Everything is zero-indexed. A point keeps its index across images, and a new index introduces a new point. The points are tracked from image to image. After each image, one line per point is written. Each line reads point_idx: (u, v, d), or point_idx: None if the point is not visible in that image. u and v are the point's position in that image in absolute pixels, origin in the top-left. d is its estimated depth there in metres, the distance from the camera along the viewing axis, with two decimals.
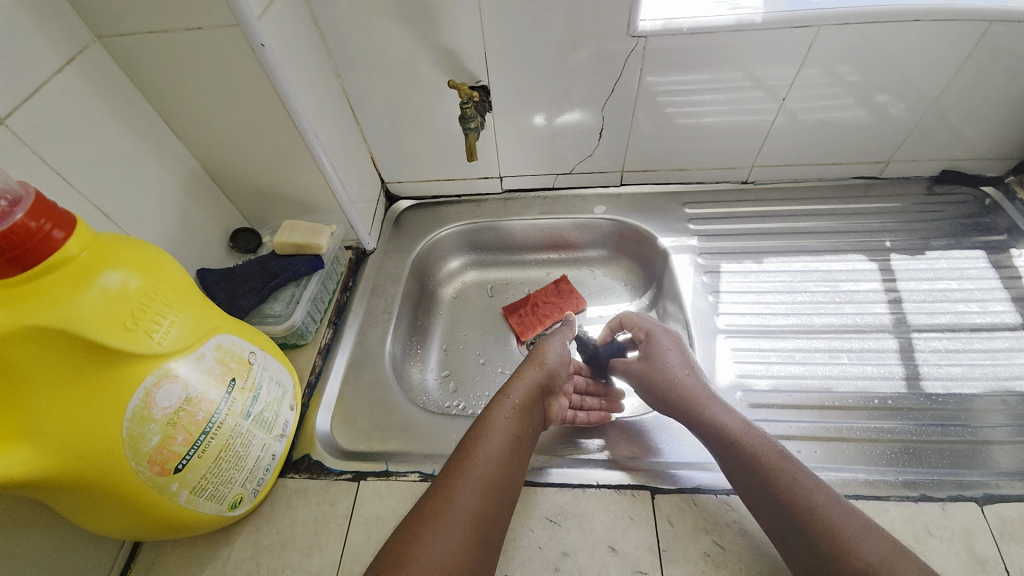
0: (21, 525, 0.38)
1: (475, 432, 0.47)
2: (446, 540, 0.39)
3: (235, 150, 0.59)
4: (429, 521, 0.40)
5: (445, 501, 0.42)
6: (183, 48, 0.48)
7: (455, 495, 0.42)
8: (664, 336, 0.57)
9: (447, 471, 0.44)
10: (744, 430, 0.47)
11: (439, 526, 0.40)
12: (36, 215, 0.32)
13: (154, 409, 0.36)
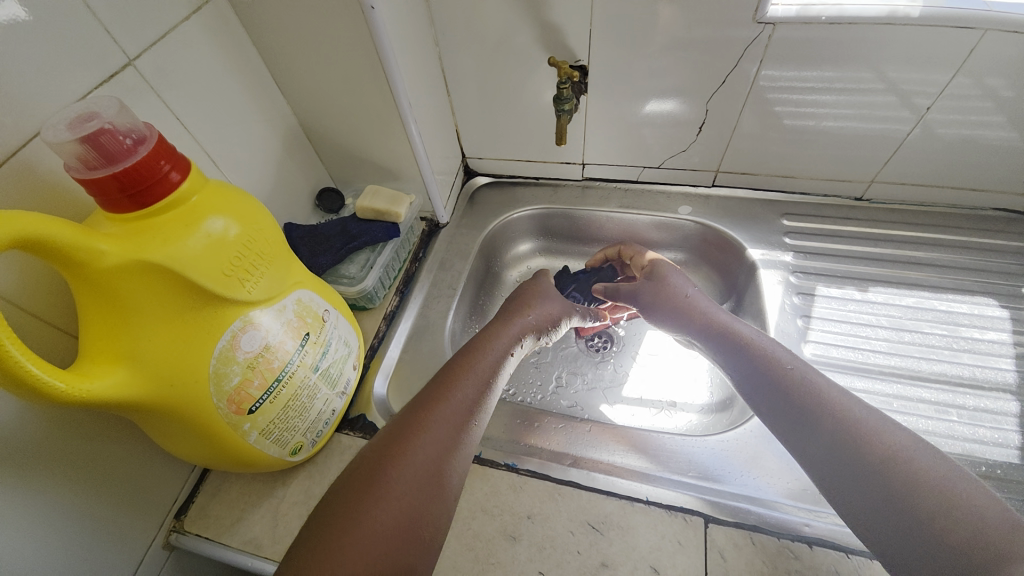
0: (113, 435, 0.43)
1: (460, 360, 0.49)
2: (427, 448, 0.39)
3: (331, 111, 0.60)
4: (417, 430, 0.40)
5: (432, 414, 0.42)
6: (299, 6, 0.49)
7: (442, 410, 0.42)
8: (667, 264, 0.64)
9: (430, 394, 0.44)
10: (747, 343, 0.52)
11: (424, 439, 0.39)
12: (158, 157, 0.34)
13: (238, 351, 0.38)
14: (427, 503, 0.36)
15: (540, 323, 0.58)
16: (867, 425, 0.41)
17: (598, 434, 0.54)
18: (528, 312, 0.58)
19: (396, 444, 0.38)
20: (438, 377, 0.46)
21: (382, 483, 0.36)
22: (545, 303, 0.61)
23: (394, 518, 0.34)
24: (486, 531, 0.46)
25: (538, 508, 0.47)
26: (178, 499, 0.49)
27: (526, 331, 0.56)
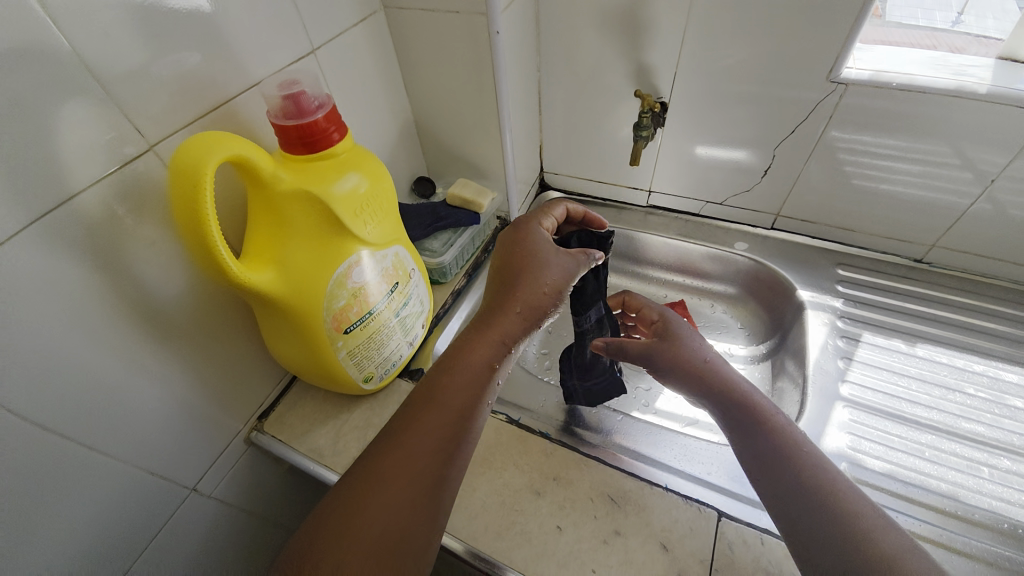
0: (237, 337, 0.53)
1: (449, 363, 0.48)
2: (398, 480, 0.41)
3: (443, 113, 0.72)
4: (387, 471, 0.41)
5: (400, 449, 0.43)
6: (439, 25, 0.61)
7: (422, 425, 0.44)
8: (680, 322, 0.58)
9: (411, 408, 0.45)
10: (774, 430, 0.46)
11: (403, 458, 0.42)
12: (331, 120, 0.45)
13: (349, 280, 0.48)
14: (414, 514, 0.40)
15: (539, 307, 0.53)
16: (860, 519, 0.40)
17: (629, 422, 0.59)
18: (527, 299, 0.52)
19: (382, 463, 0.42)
20: (424, 389, 0.47)
21: (367, 500, 0.40)
22: (546, 285, 0.53)
23: (376, 529, 0.39)
24: (515, 483, 0.51)
25: (564, 472, 0.52)
26: (263, 404, 0.59)
27: (526, 323, 0.52)
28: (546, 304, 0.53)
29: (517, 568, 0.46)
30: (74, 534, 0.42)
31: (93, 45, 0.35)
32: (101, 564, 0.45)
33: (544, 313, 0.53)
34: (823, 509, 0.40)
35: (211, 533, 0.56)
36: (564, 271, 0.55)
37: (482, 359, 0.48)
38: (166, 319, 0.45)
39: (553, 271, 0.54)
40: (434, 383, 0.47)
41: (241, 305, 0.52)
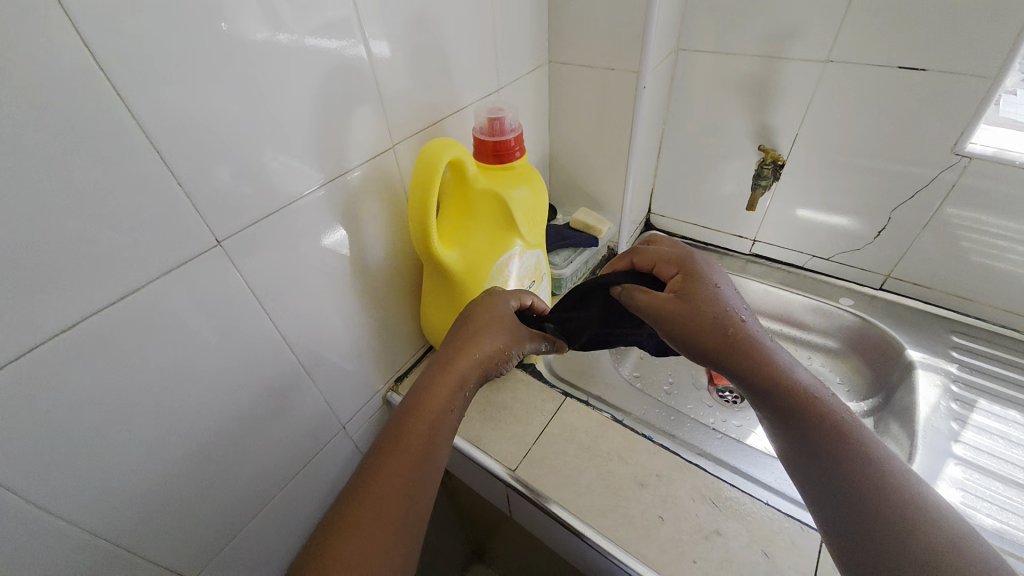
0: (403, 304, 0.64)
1: (409, 405, 0.47)
2: (367, 529, 0.40)
3: (578, 151, 0.84)
4: (355, 518, 0.40)
5: (366, 495, 0.41)
6: (595, 77, 0.73)
7: (388, 468, 0.43)
8: (706, 269, 0.51)
9: (377, 451, 0.44)
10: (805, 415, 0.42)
11: (373, 503, 0.41)
12: (519, 141, 0.56)
13: (503, 270, 0.58)
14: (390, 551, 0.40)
15: (495, 363, 0.52)
16: (922, 518, 0.36)
17: (728, 443, 0.62)
18: (489, 359, 0.51)
19: (349, 508, 0.41)
20: (384, 438, 0.45)
21: (339, 550, 0.38)
22: (507, 340, 0.53)
23: (354, 569, 0.38)
24: (620, 472, 0.56)
25: (666, 471, 0.56)
26: (401, 368, 0.69)
27: (481, 372, 0.51)
28: (502, 359, 0.53)
29: (623, 543, 0.50)
30: (277, 434, 0.52)
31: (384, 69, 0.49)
32: (283, 465, 0.55)
33: (497, 366, 0.53)
34: (872, 513, 0.37)
35: (347, 468, 0.65)
36: (522, 335, 0.54)
37: (445, 400, 0.47)
38: (369, 277, 0.57)
39: (512, 330, 0.53)
40: (394, 431, 0.45)
41: (411, 278, 0.64)
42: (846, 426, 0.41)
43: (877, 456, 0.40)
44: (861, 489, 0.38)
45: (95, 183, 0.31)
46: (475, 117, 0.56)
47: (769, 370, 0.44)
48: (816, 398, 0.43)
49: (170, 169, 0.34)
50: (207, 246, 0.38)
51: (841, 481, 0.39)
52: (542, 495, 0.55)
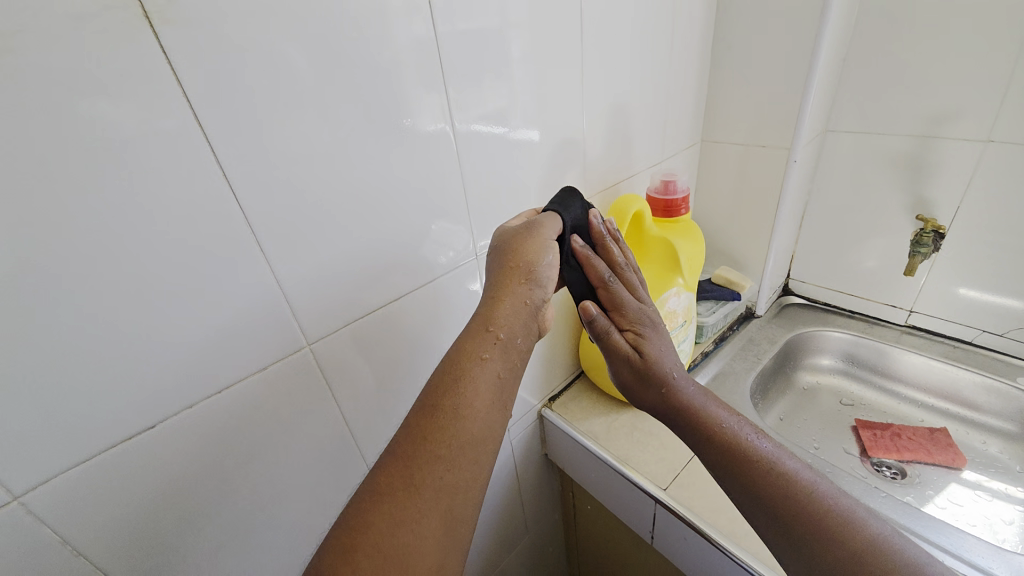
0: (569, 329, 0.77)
1: (451, 365, 0.38)
2: (426, 503, 0.33)
3: (721, 215, 0.94)
4: (410, 491, 0.33)
5: (416, 468, 0.34)
6: (745, 154, 0.85)
7: (439, 437, 0.35)
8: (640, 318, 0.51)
9: (419, 419, 0.36)
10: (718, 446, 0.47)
11: (430, 475, 0.34)
12: (686, 200, 0.68)
13: (666, 305, 0.67)
14: (458, 508, 0.34)
15: (534, 293, 0.43)
16: (788, 473, 0.43)
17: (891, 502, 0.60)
18: (521, 287, 0.42)
19: (397, 471, 0.34)
20: (424, 397, 0.37)
21: (402, 514, 0.32)
22: (543, 267, 0.43)
23: (424, 533, 0.32)
24: None
25: None
26: (555, 387, 0.81)
27: (529, 312, 0.42)
28: (539, 278, 0.43)
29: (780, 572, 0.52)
30: None
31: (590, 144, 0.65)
32: None
33: (539, 292, 0.43)
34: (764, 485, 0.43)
35: (503, 465, 0.76)
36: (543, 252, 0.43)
37: (490, 343, 0.39)
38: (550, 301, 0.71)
39: (540, 258, 0.43)
40: (434, 386, 0.37)
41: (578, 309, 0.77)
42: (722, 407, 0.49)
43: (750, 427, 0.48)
44: (752, 465, 0.44)
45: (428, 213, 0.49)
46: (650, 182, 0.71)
47: (656, 362, 0.50)
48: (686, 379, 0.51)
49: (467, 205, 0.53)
50: (465, 260, 0.55)
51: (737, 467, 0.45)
52: (692, 514, 0.59)
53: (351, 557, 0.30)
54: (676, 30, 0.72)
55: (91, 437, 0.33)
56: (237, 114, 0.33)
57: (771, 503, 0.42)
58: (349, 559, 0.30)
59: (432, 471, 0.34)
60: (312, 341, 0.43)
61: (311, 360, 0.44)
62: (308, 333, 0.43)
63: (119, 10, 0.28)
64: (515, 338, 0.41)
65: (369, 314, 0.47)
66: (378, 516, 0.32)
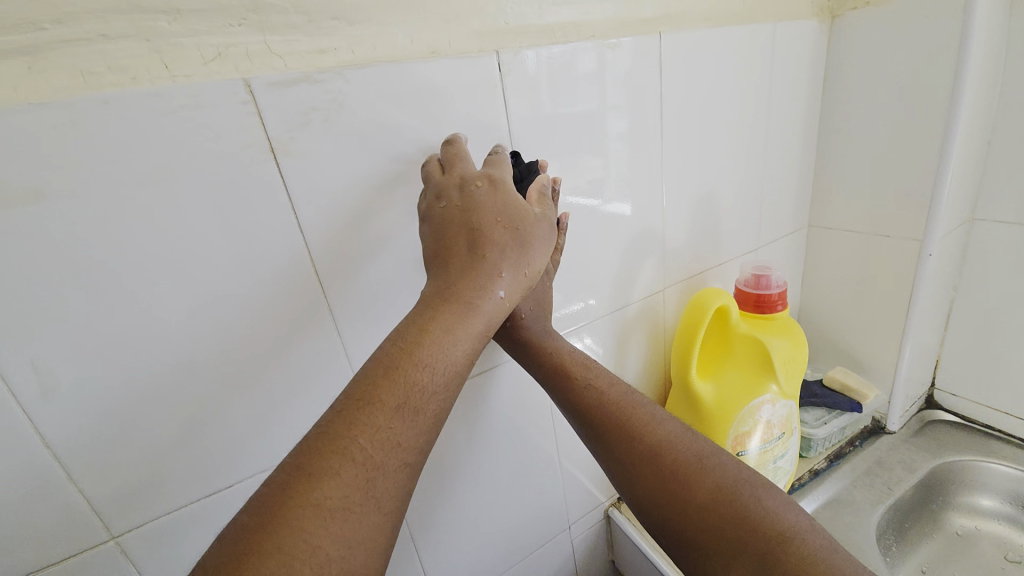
0: None
1: (415, 334, 0.30)
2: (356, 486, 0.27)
3: (837, 308, 0.83)
4: (333, 474, 0.26)
5: (341, 451, 0.27)
6: (864, 244, 0.76)
7: (378, 414, 0.28)
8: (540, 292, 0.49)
9: (358, 396, 0.28)
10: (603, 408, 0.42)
11: (363, 461, 0.27)
12: (781, 295, 0.62)
13: (758, 412, 0.60)
14: (389, 479, 0.28)
15: (507, 235, 0.34)
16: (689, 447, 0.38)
17: None
18: (488, 229, 0.34)
19: (308, 448, 0.27)
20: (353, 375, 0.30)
21: (314, 492, 0.26)
22: (487, 189, 0.35)
23: (345, 513, 0.26)
24: None
25: None
26: None
27: (507, 274, 0.33)
28: (516, 226, 0.34)
29: None
30: (527, 507, 0.64)
31: (672, 235, 0.64)
32: (523, 540, 0.65)
33: (523, 248, 0.35)
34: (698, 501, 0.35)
35: (562, 567, 0.71)
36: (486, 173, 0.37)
37: (470, 323, 0.32)
38: None
39: (475, 173, 0.36)
40: (360, 366, 0.30)
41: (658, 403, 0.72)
42: (626, 409, 0.42)
43: (663, 432, 0.39)
44: (676, 481, 0.37)
45: None
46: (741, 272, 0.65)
47: (546, 358, 0.46)
48: (580, 381, 0.44)
49: None
50: None
51: (659, 488, 0.38)
52: None
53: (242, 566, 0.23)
54: (772, 118, 0.69)
55: (176, 493, 0.38)
56: (326, 220, 0.38)
57: (711, 525, 0.34)
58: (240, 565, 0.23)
59: (357, 447, 0.27)
60: None
61: None
62: None
63: (254, 147, 0.34)
64: (493, 312, 0.33)
65: None
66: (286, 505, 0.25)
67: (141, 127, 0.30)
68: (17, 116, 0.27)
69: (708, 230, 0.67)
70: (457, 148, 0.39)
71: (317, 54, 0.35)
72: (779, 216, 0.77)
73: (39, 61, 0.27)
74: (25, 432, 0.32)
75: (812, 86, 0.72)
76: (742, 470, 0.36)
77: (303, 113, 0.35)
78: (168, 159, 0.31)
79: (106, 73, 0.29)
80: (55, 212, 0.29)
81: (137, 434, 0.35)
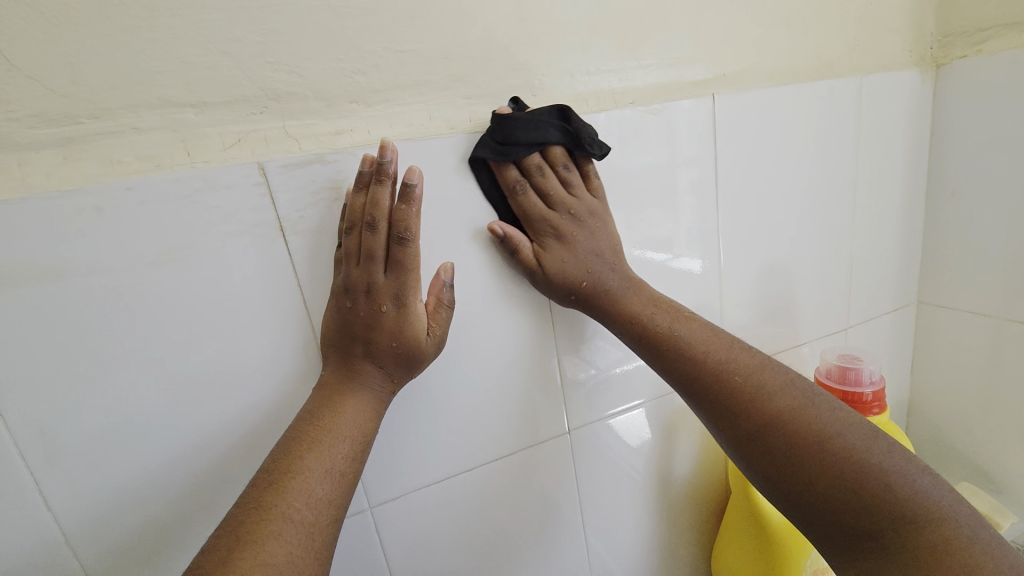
0: (707, 527, 0.62)
1: (315, 423, 0.32)
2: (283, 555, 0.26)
3: (959, 405, 0.68)
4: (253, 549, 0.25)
5: (255, 527, 0.26)
6: (994, 330, 0.62)
7: (292, 494, 0.28)
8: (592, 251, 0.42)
9: (259, 486, 0.28)
10: (714, 357, 0.38)
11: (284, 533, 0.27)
12: (877, 396, 0.50)
13: None
14: (312, 562, 0.27)
15: (393, 360, 0.35)
16: (813, 407, 0.35)
17: None
18: (379, 351, 0.35)
19: (223, 549, 0.25)
20: (260, 473, 0.29)
21: None
22: (393, 314, 0.34)
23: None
24: None
25: None
26: None
27: (394, 351, 0.35)
28: (409, 337, 0.35)
29: None
30: None
31: (733, 312, 0.56)
32: None
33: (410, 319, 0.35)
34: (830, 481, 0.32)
35: None
36: (396, 279, 0.34)
37: (367, 398, 0.34)
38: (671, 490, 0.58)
39: (387, 284, 0.34)
40: (270, 462, 0.30)
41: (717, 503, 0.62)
42: (746, 376, 0.37)
43: (786, 401, 0.36)
44: (803, 451, 0.33)
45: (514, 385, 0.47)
46: (821, 358, 0.55)
47: (631, 323, 0.41)
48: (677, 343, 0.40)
49: (563, 378, 0.49)
50: (557, 432, 0.51)
51: (777, 458, 0.34)
52: None
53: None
54: (861, 181, 0.59)
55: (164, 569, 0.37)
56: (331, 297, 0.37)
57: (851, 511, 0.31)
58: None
59: (277, 539, 0.26)
60: (374, 505, 0.44)
61: (370, 524, 0.44)
62: (371, 497, 0.44)
63: (264, 226, 0.34)
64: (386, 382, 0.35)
65: (432, 483, 0.46)
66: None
67: (157, 211, 0.32)
68: (50, 203, 0.30)
69: (780, 306, 0.58)
70: (375, 211, 0.33)
71: (335, 135, 0.35)
72: (875, 291, 0.65)
73: (74, 152, 0.30)
74: (28, 495, 0.33)
75: (915, 142, 0.62)
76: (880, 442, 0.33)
77: (315, 192, 0.35)
78: (181, 240, 0.33)
79: (133, 161, 0.31)
80: (77, 287, 0.31)
81: (130, 505, 0.35)
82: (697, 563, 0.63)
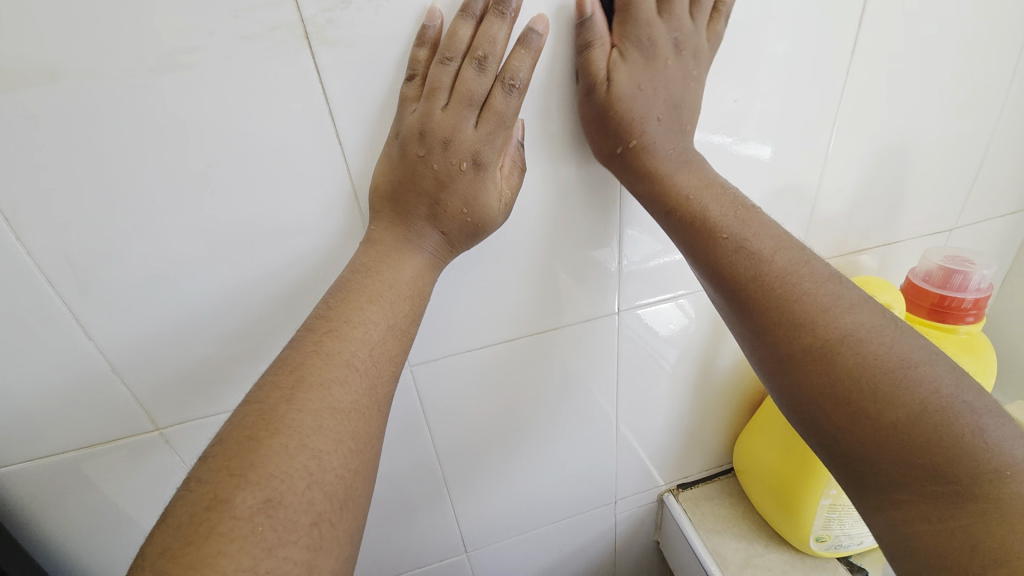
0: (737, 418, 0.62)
1: (373, 276, 0.29)
2: (339, 401, 0.24)
3: None
4: (309, 393, 0.24)
5: (313, 370, 0.25)
6: None
7: (350, 345, 0.26)
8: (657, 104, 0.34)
9: (320, 332, 0.27)
10: (762, 278, 0.32)
11: (341, 381, 0.25)
12: (976, 304, 0.44)
13: None
14: (380, 410, 0.26)
15: (458, 229, 0.31)
16: (879, 334, 0.29)
17: None
18: (445, 216, 0.31)
19: (288, 389, 0.24)
20: (315, 320, 0.27)
21: (306, 437, 0.23)
22: (470, 175, 0.30)
23: (345, 442, 0.24)
24: None
25: None
26: (690, 477, 0.66)
27: (457, 216, 0.31)
28: (477, 211, 0.31)
29: None
30: (572, 475, 0.59)
31: (827, 200, 0.47)
32: (562, 505, 0.61)
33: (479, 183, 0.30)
34: (882, 425, 0.27)
35: (601, 537, 0.67)
36: (486, 135, 0.29)
37: (423, 265, 0.31)
38: (709, 380, 0.57)
39: (474, 138, 0.29)
40: (326, 309, 0.28)
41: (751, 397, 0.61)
42: (811, 286, 0.32)
43: (847, 325, 0.30)
44: (863, 379, 0.28)
45: (566, 260, 0.43)
46: (921, 258, 0.47)
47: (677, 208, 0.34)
48: (725, 241, 0.33)
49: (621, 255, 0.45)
50: (603, 313, 0.48)
51: (827, 387, 0.30)
52: None
53: (219, 531, 0.20)
54: None
55: (214, 402, 0.39)
56: (369, 136, 0.31)
57: (890, 465, 0.27)
58: (221, 525, 0.20)
59: (341, 386, 0.25)
60: (414, 364, 0.44)
61: (411, 381, 0.45)
62: (411, 357, 0.43)
63: (284, 30, 0.27)
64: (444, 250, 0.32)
65: (472, 350, 0.45)
66: (267, 446, 0.22)
67: None
68: None
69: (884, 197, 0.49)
70: (488, 48, 0.28)
71: None
72: (1001, 187, 0.54)
73: None
74: (71, 321, 0.32)
75: None
76: (953, 386, 0.27)
77: None
78: (186, 41, 0.26)
79: None
80: (74, 96, 0.26)
81: (173, 342, 0.35)
82: (720, 446, 0.64)
